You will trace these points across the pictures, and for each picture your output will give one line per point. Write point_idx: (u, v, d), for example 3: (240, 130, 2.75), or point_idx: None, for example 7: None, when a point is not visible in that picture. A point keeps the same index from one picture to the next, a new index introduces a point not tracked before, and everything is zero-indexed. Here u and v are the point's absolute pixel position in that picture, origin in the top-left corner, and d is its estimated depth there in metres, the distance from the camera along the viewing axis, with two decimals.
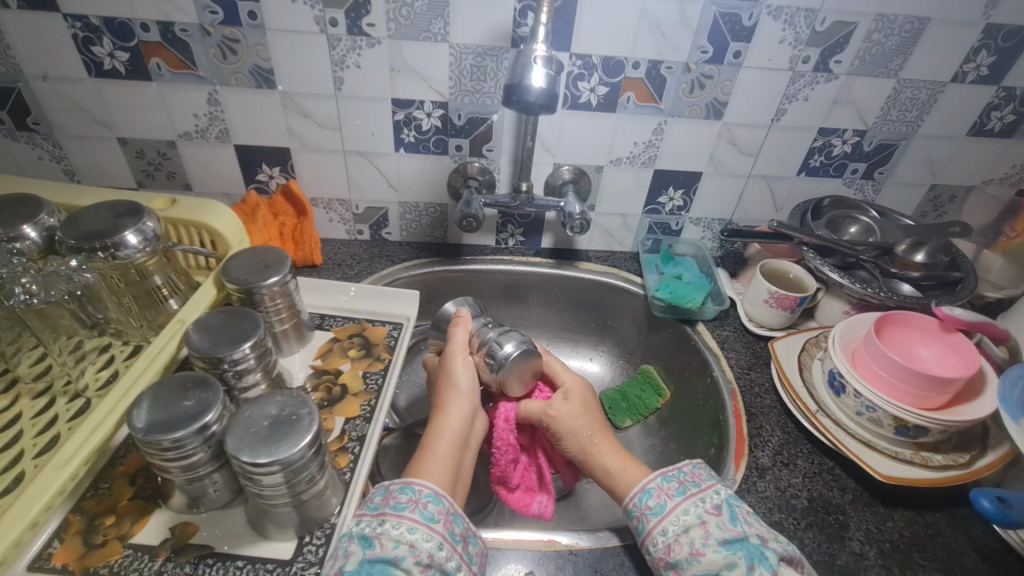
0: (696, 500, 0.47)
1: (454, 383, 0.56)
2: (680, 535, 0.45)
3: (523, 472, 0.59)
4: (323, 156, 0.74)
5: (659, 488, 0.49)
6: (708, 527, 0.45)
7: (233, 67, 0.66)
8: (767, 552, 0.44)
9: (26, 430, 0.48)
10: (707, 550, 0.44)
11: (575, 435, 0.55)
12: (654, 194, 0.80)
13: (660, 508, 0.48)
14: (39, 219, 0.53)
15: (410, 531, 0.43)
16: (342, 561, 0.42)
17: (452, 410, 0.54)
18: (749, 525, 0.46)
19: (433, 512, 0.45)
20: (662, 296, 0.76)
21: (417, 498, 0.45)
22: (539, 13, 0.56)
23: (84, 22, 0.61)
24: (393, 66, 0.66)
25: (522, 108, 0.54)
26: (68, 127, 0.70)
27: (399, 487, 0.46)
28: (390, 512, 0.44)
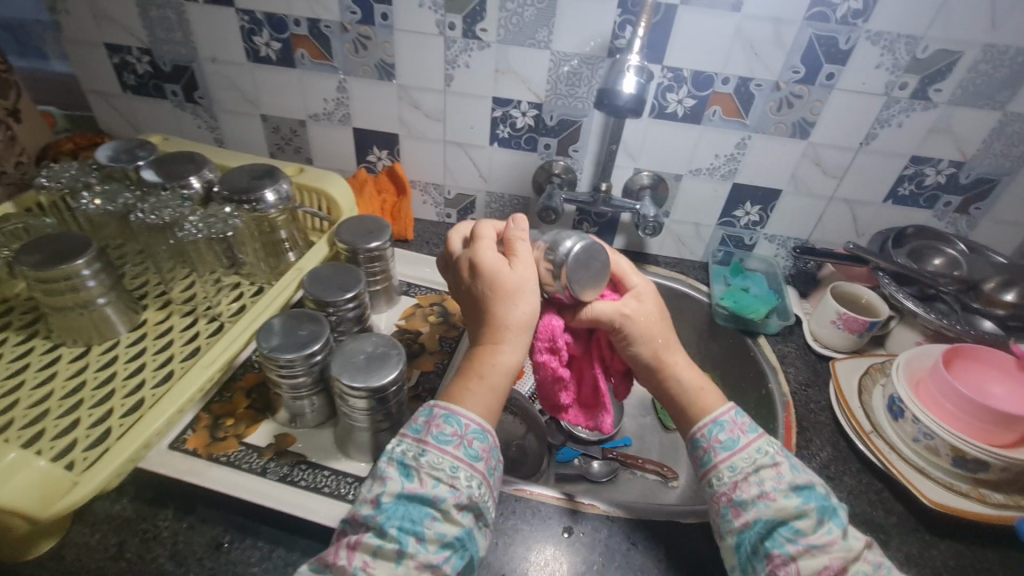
0: (772, 439, 0.47)
1: (509, 316, 0.46)
2: (750, 475, 0.45)
3: (577, 387, 0.55)
4: (426, 144, 0.83)
5: (733, 422, 0.47)
6: (782, 470, 0.45)
7: (362, 61, 0.76)
8: (835, 507, 0.44)
9: (176, 339, 0.60)
10: (778, 495, 0.43)
11: (654, 345, 0.49)
12: (731, 207, 0.83)
13: (733, 442, 0.46)
14: (203, 173, 0.65)
15: (452, 469, 0.41)
16: (380, 483, 0.41)
17: (511, 341, 0.45)
18: (816, 473, 0.46)
19: (477, 450, 0.42)
20: (726, 304, 0.78)
21: (462, 434, 0.42)
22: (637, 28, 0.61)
23: (251, 16, 0.74)
24: (498, 68, 0.74)
25: (611, 111, 0.60)
26: (223, 103, 0.84)
27: (444, 414, 0.43)
28: (431, 442, 0.41)
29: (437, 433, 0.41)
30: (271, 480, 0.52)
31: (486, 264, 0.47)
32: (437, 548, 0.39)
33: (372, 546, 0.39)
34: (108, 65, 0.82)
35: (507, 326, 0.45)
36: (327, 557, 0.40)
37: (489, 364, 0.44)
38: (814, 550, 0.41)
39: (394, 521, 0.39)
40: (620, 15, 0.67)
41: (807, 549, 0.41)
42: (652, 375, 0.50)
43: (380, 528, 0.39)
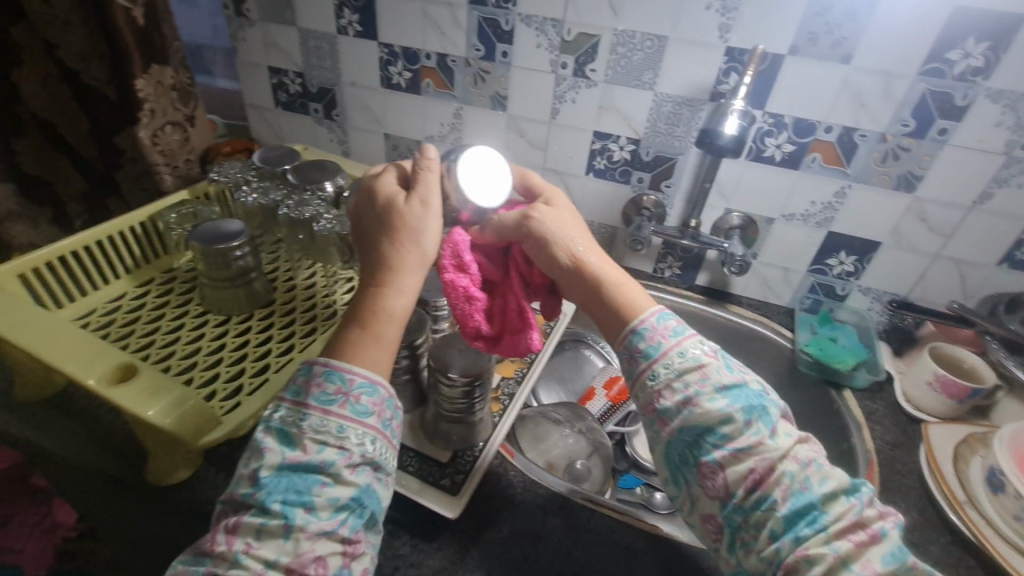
0: (696, 342, 0.45)
1: (404, 258, 0.46)
2: (673, 380, 0.43)
3: (498, 312, 0.51)
4: (526, 170, 0.89)
5: (654, 329, 0.45)
6: (706, 373, 0.43)
7: (480, 92, 0.84)
8: (765, 406, 0.42)
9: (298, 319, 0.67)
10: (701, 399, 0.42)
11: (570, 245, 0.48)
12: (824, 255, 0.82)
13: (653, 351, 0.44)
14: (336, 179, 0.75)
15: (340, 429, 0.39)
16: (259, 457, 0.39)
17: (403, 273, 0.46)
18: (747, 374, 0.45)
19: (365, 405, 0.40)
20: (811, 351, 0.76)
21: (347, 390, 0.40)
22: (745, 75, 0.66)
23: (390, 49, 0.85)
24: (602, 105, 0.79)
25: (713, 149, 0.64)
26: (355, 121, 0.95)
27: (326, 373, 0.41)
28: (311, 405, 0.39)
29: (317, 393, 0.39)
30: None
31: (389, 202, 0.48)
32: (330, 514, 0.37)
33: (256, 526, 0.35)
34: (267, 84, 0.97)
35: (403, 257, 0.46)
36: (202, 547, 0.36)
37: (382, 311, 0.44)
38: (738, 455, 0.40)
39: (275, 494, 0.36)
40: (726, 62, 0.71)
41: (733, 455, 0.40)
42: (574, 281, 0.48)
43: (261, 504, 0.36)
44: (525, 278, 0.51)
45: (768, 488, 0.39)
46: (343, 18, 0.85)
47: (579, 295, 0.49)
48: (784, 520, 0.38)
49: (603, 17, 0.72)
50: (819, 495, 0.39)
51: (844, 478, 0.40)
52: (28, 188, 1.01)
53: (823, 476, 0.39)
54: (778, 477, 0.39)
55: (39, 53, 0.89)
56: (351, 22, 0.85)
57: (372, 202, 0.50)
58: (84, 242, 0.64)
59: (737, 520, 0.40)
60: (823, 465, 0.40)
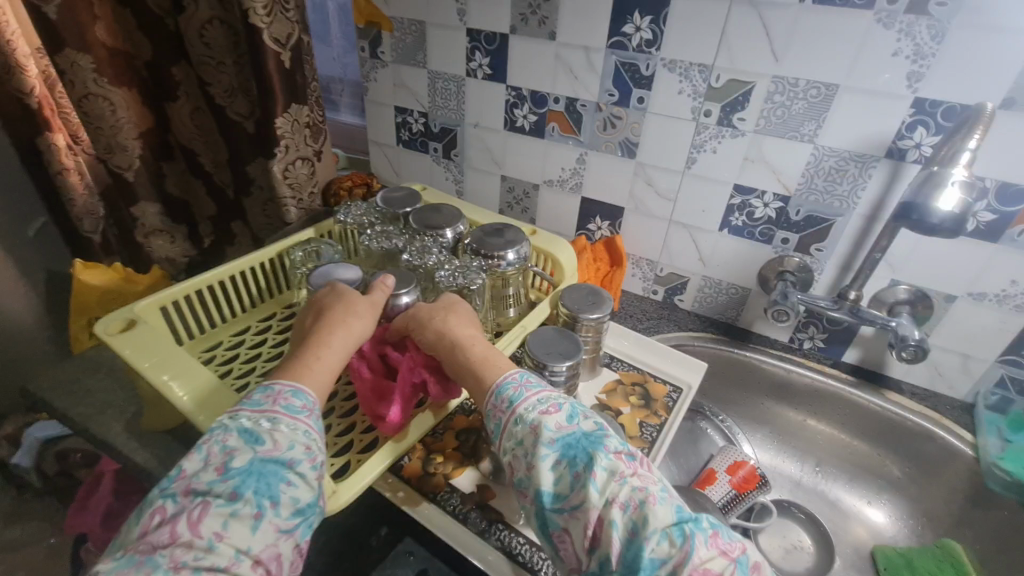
0: (535, 402, 0.49)
1: (346, 320, 0.55)
2: (518, 451, 0.47)
3: (380, 396, 0.56)
4: (650, 221, 0.83)
5: (496, 406, 0.50)
6: (539, 431, 0.46)
7: (608, 137, 0.80)
8: (594, 453, 0.44)
9: None
10: (535, 461, 0.45)
11: (435, 324, 0.57)
12: (1022, 345, 0.67)
13: (498, 428, 0.49)
14: (457, 227, 0.73)
15: (306, 436, 0.44)
16: (224, 454, 0.41)
17: (348, 323, 0.54)
18: (584, 417, 0.48)
19: (320, 424, 0.46)
20: (1009, 467, 0.63)
21: (311, 408, 0.46)
22: (965, 138, 0.54)
23: (517, 92, 0.83)
24: (748, 157, 0.71)
25: (923, 227, 0.56)
26: (472, 161, 0.94)
27: (288, 390, 0.46)
28: (282, 410, 0.44)
29: (288, 403, 0.45)
30: (472, 532, 0.54)
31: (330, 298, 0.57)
32: (290, 514, 0.40)
33: (226, 512, 0.37)
34: (391, 122, 0.99)
35: (351, 310, 0.56)
36: (154, 544, 0.36)
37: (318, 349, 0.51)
38: (574, 515, 0.43)
39: (245, 486, 0.39)
40: (912, 114, 0.60)
41: (571, 514, 0.43)
42: (447, 353, 0.55)
43: (230, 493, 0.39)
44: (413, 365, 0.56)
45: (604, 543, 0.41)
46: (473, 60, 0.84)
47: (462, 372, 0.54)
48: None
49: (761, 63, 0.65)
50: (644, 543, 0.40)
51: (668, 512, 0.41)
52: (172, 209, 1.09)
53: (647, 517, 0.41)
54: (608, 530, 0.41)
55: (194, 91, 0.97)
56: (481, 64, 0.84)
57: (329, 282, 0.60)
58: (220, 277, 0.66)
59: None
60: (645, 503, 0.41)
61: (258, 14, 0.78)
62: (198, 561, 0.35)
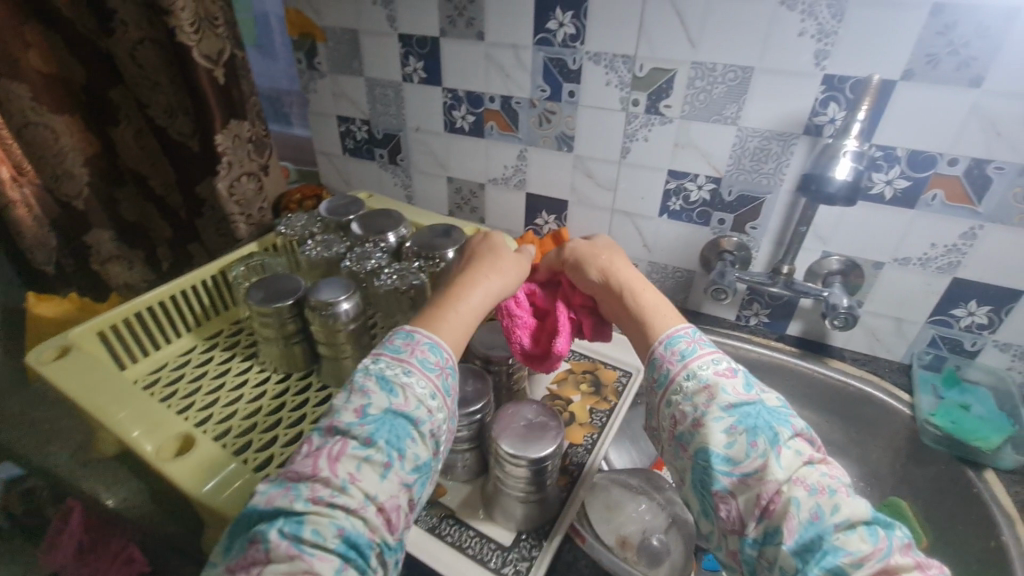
0: (708, 361, 0.47)
1: (502, 263, 0.58)
2: (684, 402, 0.46)
3: (539, 333, 0.62)
4: (593, 211, 0.84)
5: (662, 357, 0.49)
6: (713, 391, 0.45)
7: (545, 132, 0.81)
8: (777, 429, 0.43)
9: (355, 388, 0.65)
10: (706, 419, 0.44)
11: (599, 262, 0.59)
12: (948, 305, 0.70)
13: (664, 378, 0.48)
14: (398, 230, 0.73)
15: (431, 397, 0.45)
16: (363, 397, 0.44)
17: (501, 269, 0.57)
18: (764, 393, 0.46)
19: (449, 385, 0.47)
20: (940, 423, 0.66)
21: (443, 366, 0.47)
22: (856, 110, 0.57)
23: (454, 93, 0.84)
24: (678, 143, 0.73)
25: (821, 197, 0.58)
26: (418, 165, 0.95)
27: (427, 344, 0.48)
28: (416, 365, 0.46)
29: (422, 359, 0.46)
30: (421, 529, 0.54)
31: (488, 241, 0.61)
32: (411, 469, 0.42)
33: (358, 456, 0.40)
34: (336, 132, 0.99)
35: (503, 257, 0.58)
36: (298, 473, 0.41)
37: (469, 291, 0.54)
38: (745, 482, 0.41)
39: (378, 434, 0.42)
40: (824, 91, 0.63)
41: (743, 481, 0.41)
42: (611, 296, 0.57)
43: (365, 437, 0.41)
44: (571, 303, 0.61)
45: (777, 518, 0.39)
46: (408, 65, 0.85)
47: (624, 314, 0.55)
48: (794, 556, 0.38)
49: (680, 50, 0.67)
50: (829, 526, 0.38)
51: (862, 509, 0.39)
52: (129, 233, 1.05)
53: (836, 506, 0.39)
54: (787, 507, 0.39)
55: (136, 113, 0.94)
56: (416, 68, 0.84)
57: (484, 234, 0.62)
58: (164, 296, 0.67)
59: (754, 553, 0.40)
60: (834, 493, 0.40)
61: (185, 31, 0.78)
62: (333, 496, 0.38)
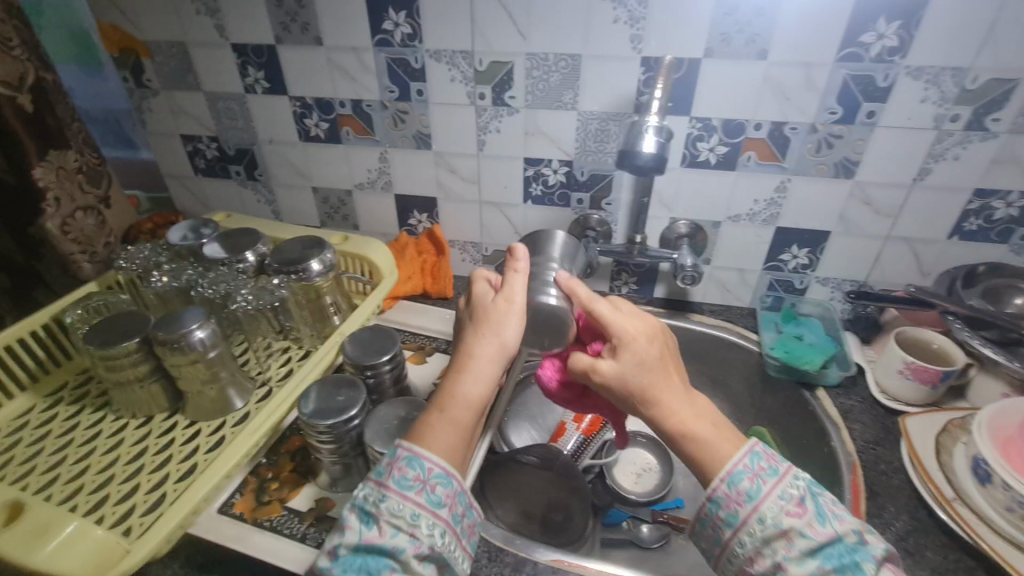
0: (774, 499, 0.40)
1: (498, 331, 0.49)
2: (761, 548, 0.40)
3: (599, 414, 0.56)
4: (463, 206, 0.86)
5: (726, 497, 0.41)
6: (792, 538, 0.39)
7: (401, 133, 0.81)
8: (861, 562, 0.38)
9: (227, 420, 0.61)
10: (788, 567, 0.38)
11: (637, 380, 0.45)
12: (776, 252, 0.79)
13: (732, 519, 0.41)
14: (257, 248, 0.70)
15: (412, 517, 0.41)
16: (343, 532, 0.42)
17: (497, 333, 0.50)
18: (840, 519, 0.40)
19: (439, 496, 0.42)
20: (777, 355, 0.74)
21: (425, 478, 0.42)
22: (654, 88, 0.63)
23: (302, 101, 0.81)
24: (528, 131, 0.76)
25: (635, 170, 0.61)
26: (279, 178, 0.91)
27: (406, 458, 0.43)
28: (392, 487, 0.42)
29: (398, 479, 0.42)
30: (310, 547, 0.52)
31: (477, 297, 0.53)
32: None
33: None
34: (182, 152, 0.92)
35: (497, 320, 0.50)
36: None
37: (465, 374, 0.48)
38: None
39: None
40: (644, 72, 0.68)
41: None
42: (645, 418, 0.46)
43: None
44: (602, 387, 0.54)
45: None
46: (248, 76, 0.81)
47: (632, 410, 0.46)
48: None
49: (513, 44, 0.70)
50: None
51: None
52: None
53: None
54: None
55: None
56: (257, 78, 0.81)
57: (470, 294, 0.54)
58: None
59: None
60: None
61: None
62: None
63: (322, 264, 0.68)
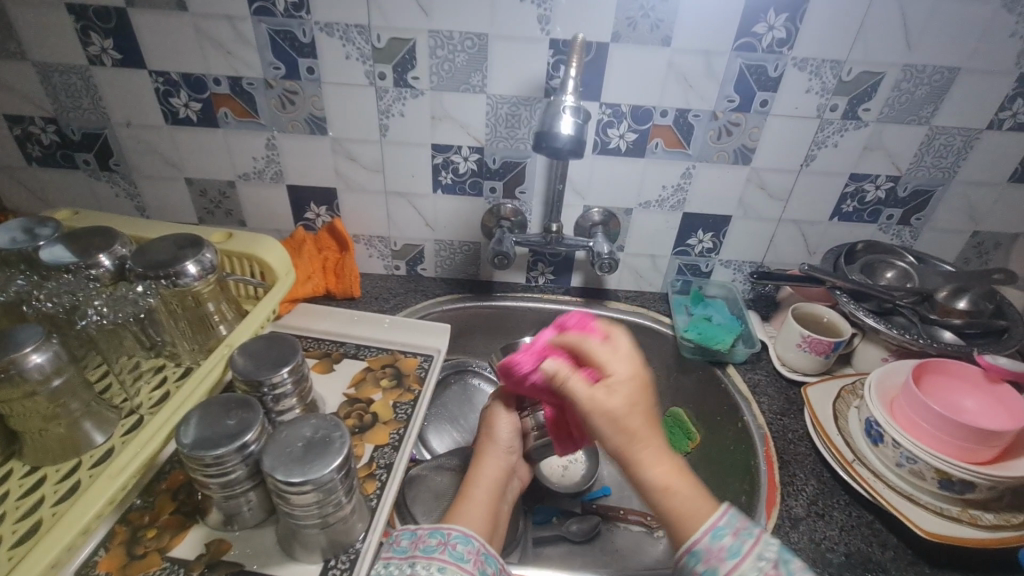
0: (753, 561, 0.42)
1: (491, 434, 0.61)
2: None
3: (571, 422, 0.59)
4: (367, 197, 0.79)
5: (709, 550, 0.42)
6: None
7: (291, 116, 0.72)
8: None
9: (84, 461, 0.50)
10: None
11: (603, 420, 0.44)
12: (684, 237, 0.82)
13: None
14: (114, 249, 0.59)
15: (439, 571, 0.44)
16: None
17: (494, 436, 0.61)
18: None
19: (463, 551, 0.46)
20: (690, 337, 0.76)
21: (446, 540, 0.47)
22: (568, 67, 0.61)
23: (166, 77, 0.70)
24: (434, 115, 0.71)
25: (552, 153, 0.58)
26: (142, 168, 0.78)
27: (428, 531, 0.48)
28: (420, 554, 0.46)
29: (424, 543, 0.46)
30: None
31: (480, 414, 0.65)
32: None
33: None
34: (7, 137, 0.75)
35: (495, 423, 0.61)
36: None
37: (473, 469, 0.58)
38: None
39: None
40: (552, 55, 0.66)
41: None
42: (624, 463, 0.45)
43: None
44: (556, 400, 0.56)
45: None
46: (92, 45, 0.67)
47: (615, 454, 0.45)
48: None
49: (413, 19, 0.64)
50: None
51: None
52: None
53: None
54: None
55: None
56: (104, 48, 0.68)
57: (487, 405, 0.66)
58: None
59: None
60: None
61: None
62: None
63: (200, 265, 0.58)
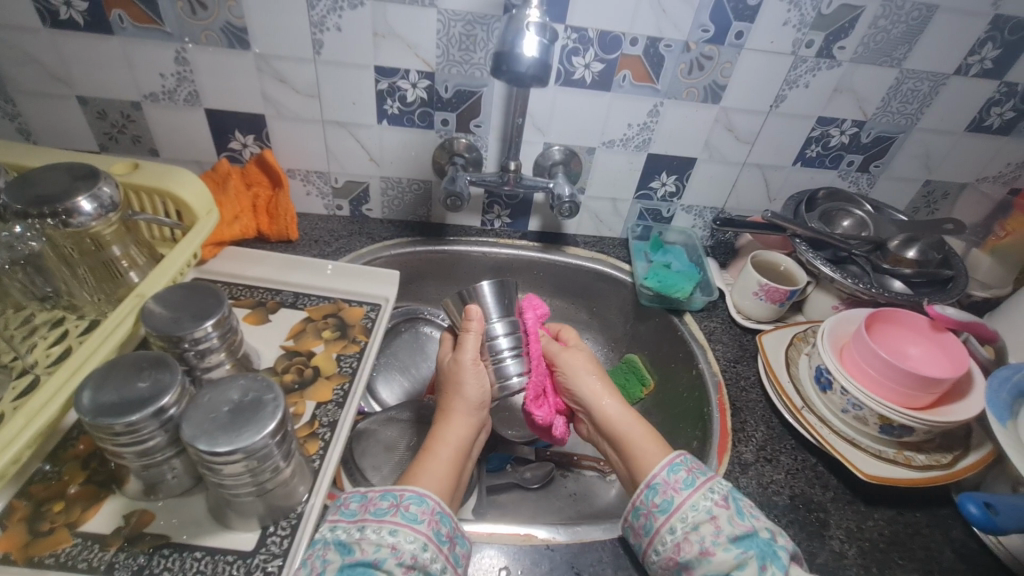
0: (705, 491, 0.46)
1: (459, 389, 0.56)
2: (690, 533, 0.45)
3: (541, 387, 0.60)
4: (301, 125, 0.70)
5: (665, 483, 0.48)
6: (719, 523, 0.44)
7: (203, 24, 0.61)
8: (776, 549, 0.43)
9: None
10: (715, 548, 0.43)
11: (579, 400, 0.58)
12: (647, 179, 0.78)
13: (668, 505, 0.47)
14: None
15: (390, 533, 0.42)
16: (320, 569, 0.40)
17: (461, 388, 0.56)
18: (756, 517, 0.45)
19: (416, 513, 0.44)
20: (651, 284, 0.75)
21: (398, 502, 0.44)
22: None
23: None
24: (377, 31, 0.62)
25: (513, 78, 0.52)
26: (22, 83, 0.65)
27: (380, 494, 0.45)
28: (370, 518, 0.43)
29: (374, 507, 0.44)
30: None
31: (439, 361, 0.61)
32: None
33: None
34: None
35: (462, 370, 0.56)
36: None
37: (442, 428, 0.54)
38: None
39: None
40: None
41: None
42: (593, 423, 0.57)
43: None
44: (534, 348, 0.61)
45: None
46: None
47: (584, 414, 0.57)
48: None
49: None
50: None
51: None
52: None
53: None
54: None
55: None
56: None
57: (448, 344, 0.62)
58: None
59: None
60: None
61: None
62: None
63: (96, 199, 0.49)
